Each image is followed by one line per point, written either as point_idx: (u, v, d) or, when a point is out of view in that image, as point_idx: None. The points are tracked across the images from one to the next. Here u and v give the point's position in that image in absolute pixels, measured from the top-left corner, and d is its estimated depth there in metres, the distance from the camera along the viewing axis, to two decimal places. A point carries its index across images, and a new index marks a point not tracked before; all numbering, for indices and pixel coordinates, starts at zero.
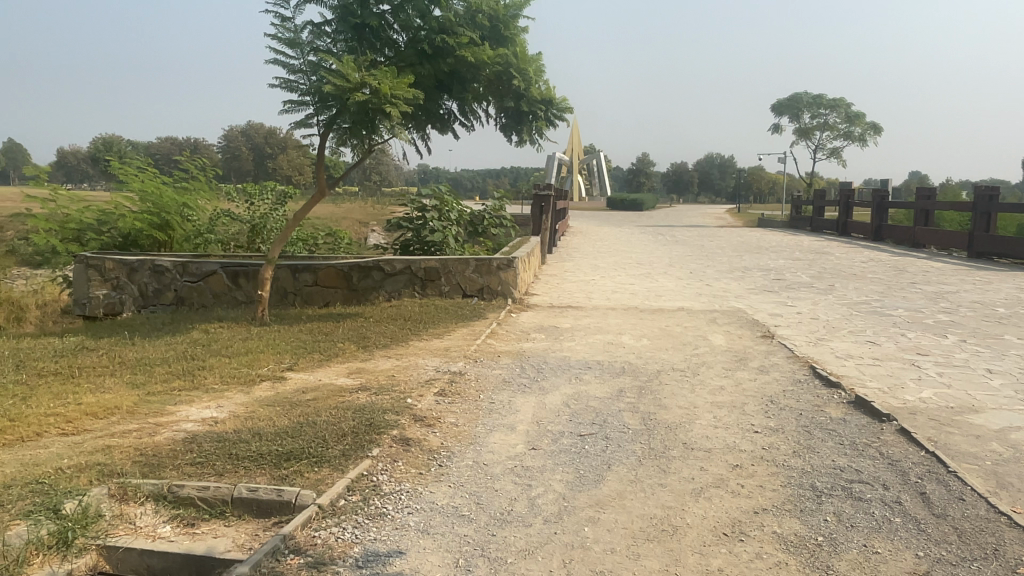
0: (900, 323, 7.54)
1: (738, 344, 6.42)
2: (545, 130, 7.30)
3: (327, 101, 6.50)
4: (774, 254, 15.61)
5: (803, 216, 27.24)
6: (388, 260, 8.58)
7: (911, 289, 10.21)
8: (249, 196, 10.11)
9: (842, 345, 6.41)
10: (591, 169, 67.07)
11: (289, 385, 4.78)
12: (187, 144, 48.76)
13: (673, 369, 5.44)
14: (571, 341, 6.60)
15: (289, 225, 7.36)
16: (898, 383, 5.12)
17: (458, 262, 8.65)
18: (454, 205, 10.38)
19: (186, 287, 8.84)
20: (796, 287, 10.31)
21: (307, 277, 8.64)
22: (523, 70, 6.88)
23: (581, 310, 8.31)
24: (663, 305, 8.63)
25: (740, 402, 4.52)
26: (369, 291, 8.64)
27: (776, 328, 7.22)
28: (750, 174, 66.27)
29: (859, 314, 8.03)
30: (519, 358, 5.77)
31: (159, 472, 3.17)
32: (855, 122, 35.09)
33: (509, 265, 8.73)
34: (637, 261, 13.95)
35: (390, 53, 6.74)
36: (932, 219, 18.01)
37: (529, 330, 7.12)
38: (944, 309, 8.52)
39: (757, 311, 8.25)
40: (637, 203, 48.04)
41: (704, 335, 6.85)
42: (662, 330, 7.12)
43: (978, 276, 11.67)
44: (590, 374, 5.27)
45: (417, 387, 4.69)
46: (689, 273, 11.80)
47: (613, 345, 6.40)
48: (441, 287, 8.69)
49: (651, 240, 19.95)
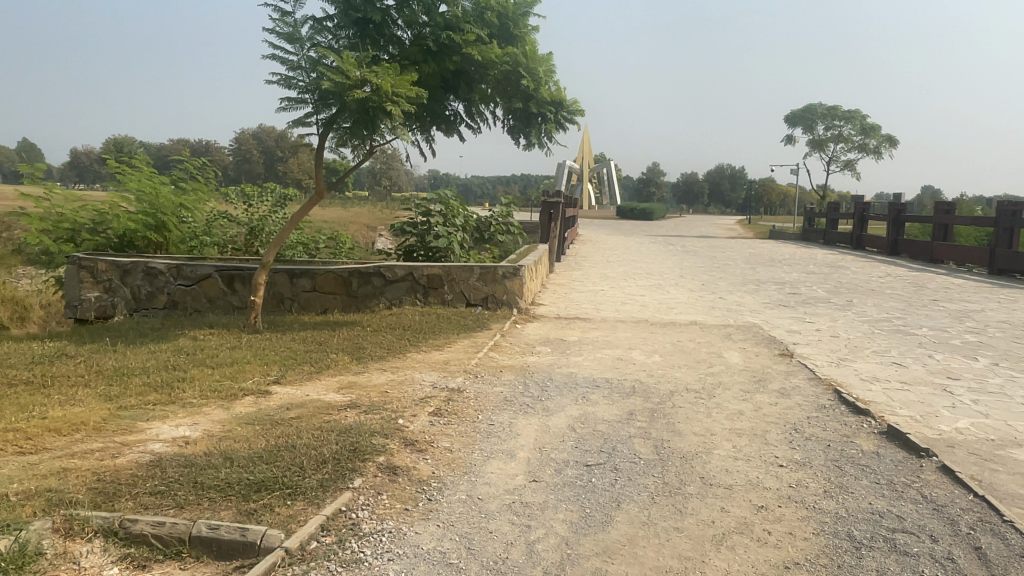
0: (926, 343, 7.14)
1: (756, 363, 6.03)
2: (555, 133, 6.96)
3: (326, 98, 6.18)
4: (789, 267, 15.21)
5: (816, 228, 26.78)
6: (390, 266, 8.26)
7: (933, 307, 9.80)
8: (247, 198, 9.84)
9: (867, 366, 6.03)
10: (602, 178, 66.73)
11: (273, 401, 4.45)
12: (199, 146, 48.77)
13: (687, 390, 5.07)
14: (578, 356, 6.24)
15: (285, 228, 7.04)
16: (931, 411, 4.73)
17: (462, 269, 8.30)
18: (460, 211, 10.05)
19: (180, 290, 8.55)
20: (813, 302, 9.91)
21: (305, 283, 8.32)
22: (533, 70, 6.53)
23: (589, 323, 7.94)
24: (675, 319, 8.25)
25: (762, 429, 4.14)
26: (369, 298, 8.31)
27: (795, 346, 6.83)
28: (761, 186, 65.79)
29: (881, 333, 7.63)
30: (522, 374, 5.41)
31: (113, 502, 2.83)
32: (871, 135, 34.62)
33: (515, 274, 8.38)
34: (647, 272, 13.57)
35: (394, 50, 6.41)
36: (950, 234, 17.57)
37: (534, 343, 6.76)
38: (970, 329, 8.11)
39: (774, 327, 7.86)
40: (647, 212, 47.65)
41: (719, 353, 6.47)
42: (674, 346, 6.75)
43: (1003, 295, 11.24)
44: (598, 394, 4.90)
45: (410, 405, 4.35)
46: (702, 286, 11.42)
47: (623, 362, 6.03)
48: (444, 295, 8.36)
49: (661, 250, 19.57)
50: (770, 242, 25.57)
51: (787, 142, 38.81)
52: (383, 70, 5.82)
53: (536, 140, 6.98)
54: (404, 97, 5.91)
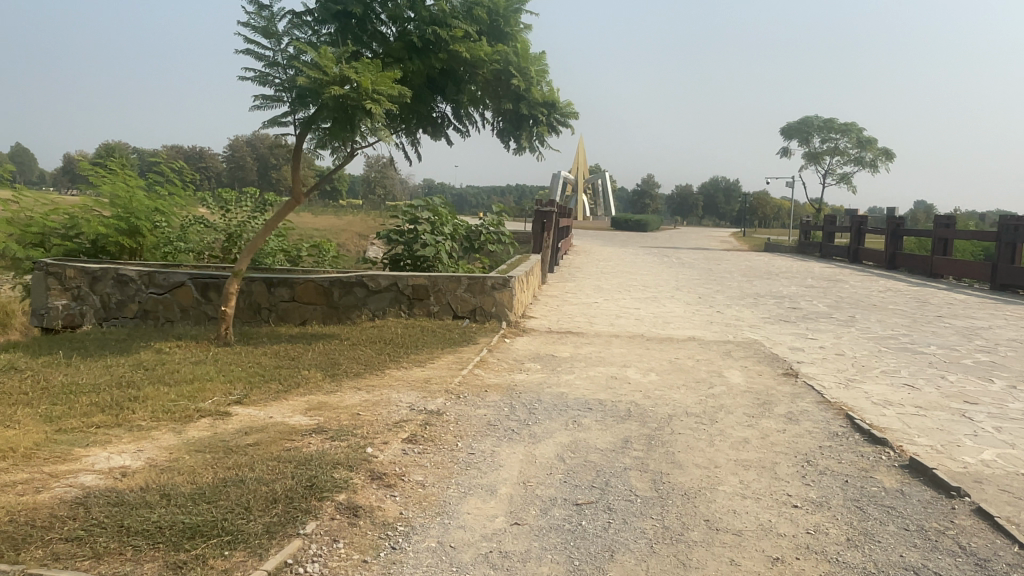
0: (937, 363, 6.76)
1: (760, 384, 5.64)
2: (547, 137, 6.58)
3: (304, 96, 5.80)
4: (787, 281, 14.87)
5: (813, 242, 26.49)
6: (373, 275, 7.86)
7: (939, 324, 9.43)
8: (224, 203, 9.39)
9: (877, 388, 5.64)
10: (597, 189, 66.52)
11: (231, 426, 4.04)
12: (193, 153, 48.31)
13: (687, 414, 4.68)
14: (570, 374, 5.83)
15: (259, 235, 6.64)
16: (953, 439, 4.34)
17: (449, 280, 7.91)
18: (449, 219, 9.64)
19: (151, 299, 8.13)
20: (814, 317, 9.54)
21: (283, 292, 7.90)
22: (524, 69, 6.15)
23: (581, 337, 7.54)
24: (672, 334, 7.86)
25: (771, 462, 3.75)
26: (351, 309, 7.90)
27: (799, 365, 6.44)
28: (756, 199, 65.70)
29: (888, 351, 7.25)
30: (509, 395, 5.01)
31: (19, 551, 2.41)
32: (867, 148, 34.49)
33: (504, 285, 7.99)
34: (642, 284, 13.20)
35: (377, 47, 6.04)
36: (950, 249, 17.28)
37: (523, 359, 6.35)
38: (980, 347, 7.74)
39: (777, 344, 7.47)
40: (641, 223, 47.44)
41: (720, 372, 6.07)
42: (671, 364, 6.35)
43: (1008, 312, 10.91)
44: (590, 418, 4.49)
45: (382, 430, 3.93)
46: (699, 299, 11.05)
47: (617, 381, 5.63)
48: (430, 307, 7.96)
49: (656, 262, 19.23)
50: (766, 255, 25.27)
51: (782, 155, 38.63)
52: (363, 66, 5.43)
53: (528, 145, 6.59)
54: (385, 95, 5.52)
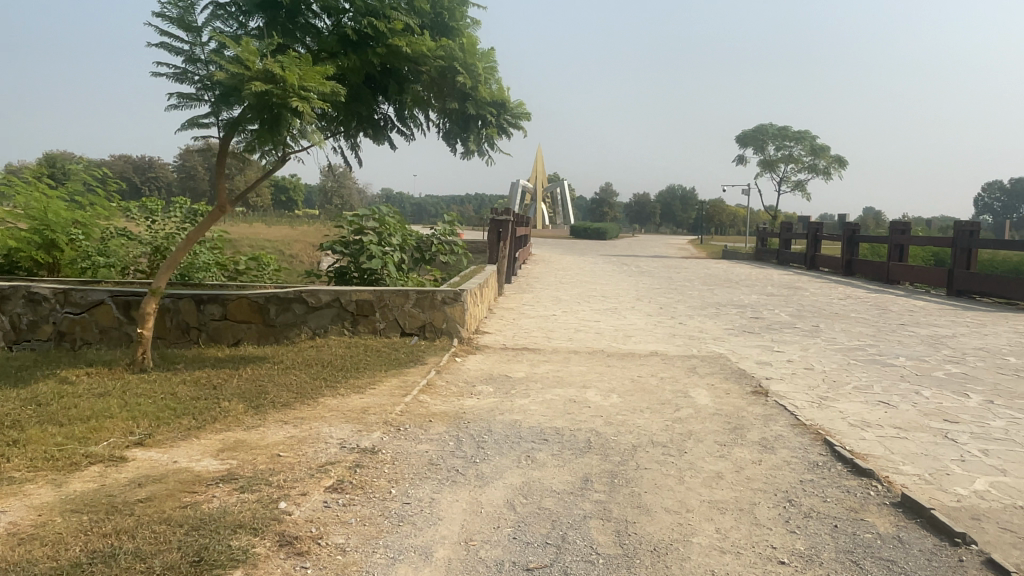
0: (909, 376, 6.45)
1: (729, 406, 5.22)
2: (496, 139, 6.09)
3: (226, 93, 5.22)
4: (747, 289, 14.66)
5: (770, 249, 26.56)
6: (313, 290, 7.27)
7: (903, 332, 9.20)
8: (150, 212, 8.71)
9: (852, 407, 5.27)
10: (556, 198, 66.44)
11: (124, 477, 3.44)
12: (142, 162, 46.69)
13: (653, 444, 4.22)
14: (525, 398, 5.35)
15: (181, 248, 6.01)
16: (940, 466, 3.96)
17: (396, 294, 7.36)
18: (398, 229, 9.06)
19: (67, 320, 7.39)
20: (778, 328, 9.24)
21: (214, 310, 7.25)
22: (471, 66, 5.64)
23: (538, 354, 7.07)
24: (634, 349, 7.43)
25: (748, 503, 3.31)
26: (289, 327, 7.30)
27: (768, 382, 6.06)
28: (712, 206, 66.43)
29: (858, 364, 6.93)
30: (455, 424, 4.50)
31: None
32: (819, 156, 34.98)
33: (455, 299, 7.47)
34: (602, 294, 12.80)
35: (310, 42, 5.50)
36: (905, 254, 17.33)
37: (474, 381, 5.83)
38: (948, 357, 7.48)
39: (743, 357, 7.10)
40: (600, 232, 47.39)
41: (686, 391, 5.65)
42: (634, 383, 5.91)
43: (968, 318, 10.80)
44: (545, 452, 4.00)
45: (304, 477, 3.38)
46: (659, 310, 10.69)
47: (576, 405, 5.15)
48: (375, 323, 7.39)
49: (615, 271, 18.91)
50: (724, 262, 25.21)
51: (738, 162, 38.93)
52: (289, 59, 4.88)
53: (477, 148, 6.08)
54: (315, 91, 4.97)
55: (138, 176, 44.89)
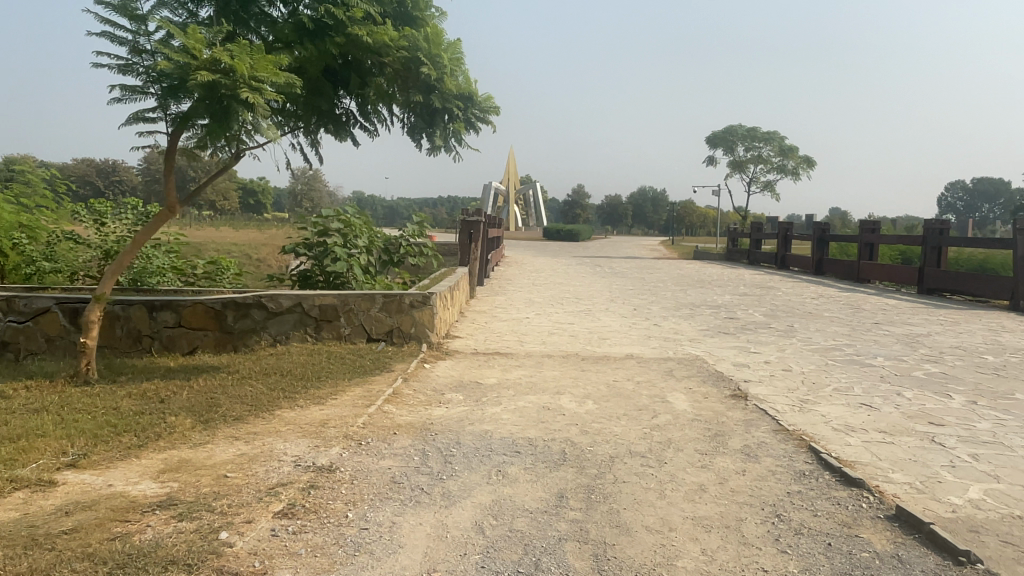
0: (888, 377, 6.32)
1: (709, 411, 5.00)
2: (464, 134, 5.82)
3: (172, 85, 4.89)
4: (721, 290, 14.56)
5: (741, 249, 26.64)
6: (273, 295, 6.93)
7: (878, 331, 9.12)
8: (99, 215, 8.22)
9: (835, 410, 5.09)
10: (527, 200, 66.31)
11: (51, 506, 3.10)
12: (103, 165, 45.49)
13: (631, 454, 3.97)
14: (496, 406, 5.08)
15: (128, 251, 5.65)
16: (931, 474, 3.79)
17: (362, 298, 7.05)
18: (364, 231, 8.67)
19: (10, 329, 6.94)
20: (754, 328, 9.09)
21: (167, 317, 6.87)
22: (436, 56, 5.36)
23: (510, 359, 6.80)
24: (609, 352, 7.21)
25: (735, 519, 3.09)
26: (248, 334, 6.95)
27: (748, 384, 5.86)
28: (683, 208, 66.86)
29: (836, 364, 6.79)
30: (421, 436, 4.21)
31: None
32: (789, 156, 35.29)
33: (424, 303, 7.18)
34: (575, 296, 12.58)
35: (263, 31, 5.20)
36: (875, 253, 17.40)
37: (443, 389, 5.54)
38: (925, 357, 7.39)
39: (720, 359, 6.91)
40: (572, 233, 47.31)
41: (664, 396, 5.43)
42: (610, 388, 5.68)
43: (941, 316, 10.79)
44: (517, 465, 3.74)
45: (251, 502, 3.08)
46: (634, 312, 10.50)
47: (550, 413, 4.89)
48: (340, 329, 7.07)
49: (588, 272, 18.73)
50: (696, 263, 25.21)
51: (708, 163, 39.11)
52: (239, 47, 4.56)
53: (443, 144, 5.80)
54: (267, 82, 4.66)
55: (99, 180, 43.71)
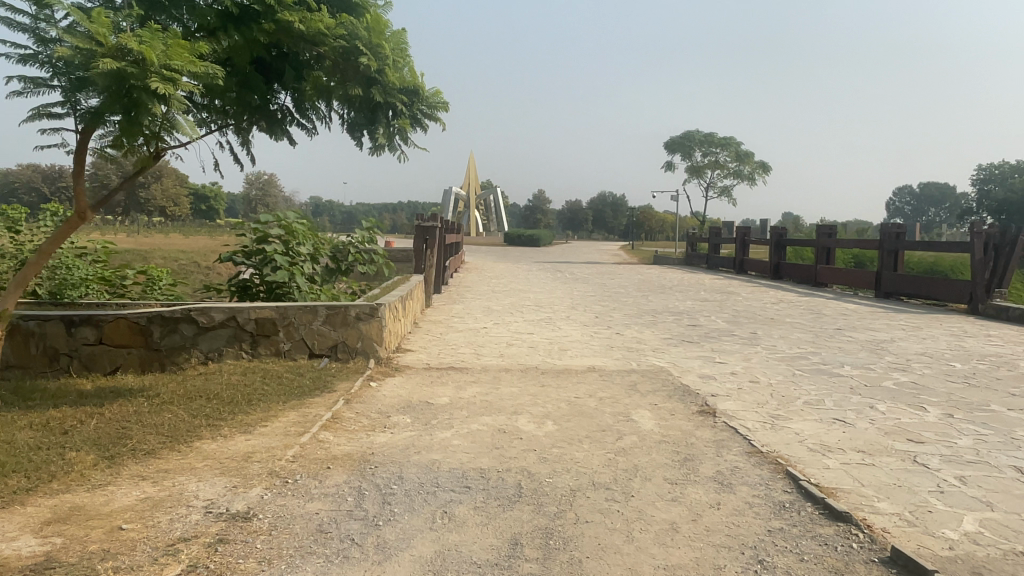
0: (859, 388, 6.03)
1: (677, 431, 4.61)
2: (409, 132, 5.34)
3: (76, 74, 4.32)
4: (682, 295, 14.32)
5: (699, 253, 26.61)
6: (204, 309, 6.37)
7: (842, 338, 8.91)
8: (14, 223, 7.54)
9: (809, 427, 4.76)
10: (487, 205, 65.91)
11: None
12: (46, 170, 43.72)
13: (594, 486, 3.56)
14: (446, 429, 4.61)
15: (32, 261, 5.03)
16: (919, 503, 3.47)
17: (302, 310, 6.53)
18: (307, 237, 8.04)
19: None
20: (718, 336, 8.79)
21: (87, 333, 6.24)
22: (377, 47, 4.88)
23: (464, 374, 6.34)
24: (569, 365, 6.80)
25: (712, 568, 2.70)
26: (176, 352, 6.37)
27: (715, 398, 5.51)
28: (642, 213, 67.29)
29: (805, 374, 6.49)
30: (358, 471, 3.73)
31: None
32: (745, 161, 35.63)
33: (371, 315, 6.69)
34: (534, 303, 12.16)
35: (183, 16, 4.68)
36: (832, 258, 17.41)
37: (389, 411, 5.06)
38: (893, 365, 7.15)
39: (685, 370, 6.55)
40: (532, 238, 47.00)
41: (628, 414, 5.03)
42: (570, 405, 5.26)
43: (901, 321, 10.67)
44: (466, 504, 3.30)
45: (143, 567, 2.59)
46: (594, 319, 10.13)
47: (505, 437, 4.45)
48: (279, 344, 6.53)
49: (548, 278, 18.35)
50: (655, 268, 25.05)
51: (666, 168, 39.17)
52: (150, 32, 4.04)
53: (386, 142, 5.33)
54: (183, 72, 4.15)
55: (42, 185, 41.93)
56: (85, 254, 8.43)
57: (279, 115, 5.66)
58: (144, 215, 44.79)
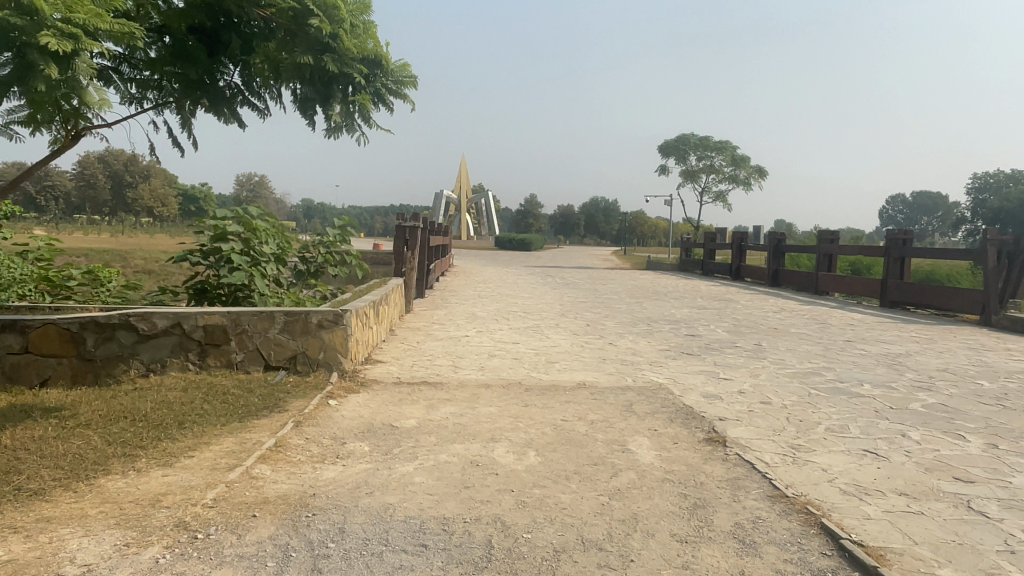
0: (884, 412, 5.32)
1: (682, 465, 3.90)
2: (371, 111, 4.58)
3: None
4: (678, 302, 13.64)
5: (693, 258, 25.91)
6: (145, 314, 5.62)
7: (853, 351, 8.21)
8: None
9: (836, 462, 4.06)
10: (479, 209, 65.15)
11: None
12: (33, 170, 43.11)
13: (584, 545, 2.83)
14: (408, 462, 3.89)
15: None
16: (990, 568, 2.77)
17: (257, 316, 5.79)
18: (269, 235, 7.27)
19: None
20: (720, 348, 8.09)
21: (10, 340, 5.51)
22: (330, 6, 4.14)
23: (438, 391, 5.61)
24: (557, 380, 6.07)
25: None
26: (112, 362, 5.62)
27: (724, 422, 4.80)
28: (635, 220, 66.65)
29: (821, 394, 5.79)
30: (292, 521, 3.00)
31: None
32: (741, 166, 35.05)
33: (335, 322, 5.94)
34: (522, 310, 11.42)
35: None
36: (834, 265, 16.72)
37: (346, 437, 4.32)
38: (915, 384, 6.46)
39: (688, 388, 5.84)
40: (524, 242, 46.21)
41: (624, 442, 4.31)
42: (557, 431, 4.53)
43: (914, 333, 9.99)
44: (420, 571, 2.57)
45: None
46: (586, 328, 9.40)
47: (478, 472, 3.71)
48: (230, 355, 5.79)
49: (538, 283, 17.60)
50: (649, 274, 24.31)
51: (660, 173, 38.53)
52: None
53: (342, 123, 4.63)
54: (89, 27, 3.45)
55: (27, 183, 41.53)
56: (27, 254, 7.70)
57: (227, 93, 4.95)
58: (129, 215, 43.85)
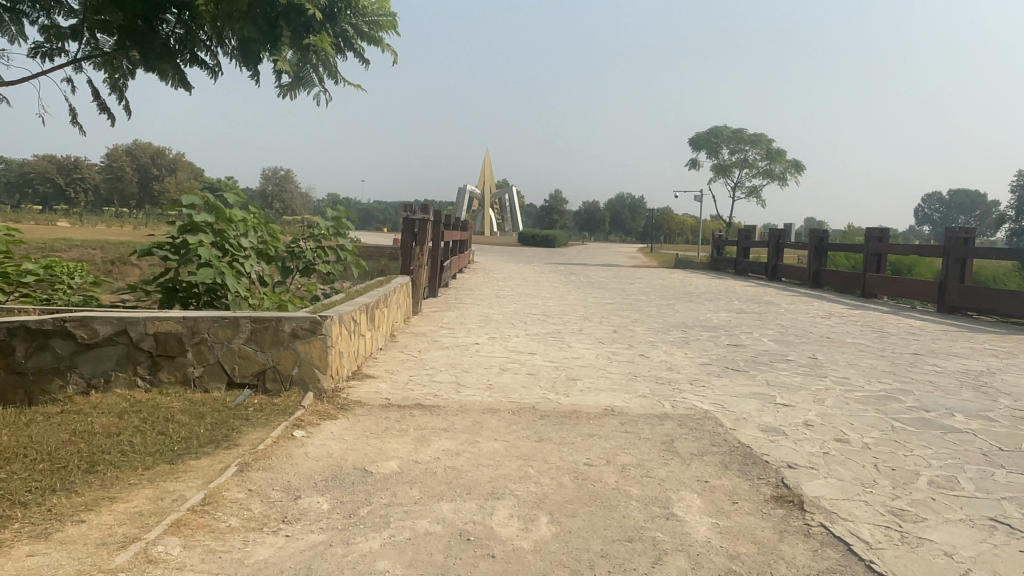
0: (995, 457, 4.17)
1: (750, 544, 2.83)
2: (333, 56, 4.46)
3: None
4: (715, 305, 12.47)
5: (727, 257, 24.55)
6: (84, 319, 4.66)
7: (927, 368, 7.00)
8: None
9: (961, 540, 2.95)
10: (503, 205, 64.07)
11: None
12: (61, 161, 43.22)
13: None
14: (376, 531, 2.87)
15: None
16: None
17: (220, 324, 4.84)
18: (244, 226, 6.29)
19: None
20: (770, 362, 6.95)
21: None
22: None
23: (433, 418, 4.58)
24: (579, 405, 5.00)
25: None
26: (46, 376, 4.67)
27: (795, 472, 3.70)
28: (662, 216, 65.17)
29: (908, 429, 4.65)
30: None
31: None
32: (775, 160, 33.52)
33: (312, 332, 4.95)
34: (542, 313, 10.35)
35: None
36: (883, 265, 15.37)
37: (303, 488, 3.31)
38: (1018, 414, 5.27)
39: (741, 418, 4.74)
40: (548, 239, 45.00)
41: (667, 504, 3.24)
42: (578, 483, 3.47)
43: (989, 345, 8.73)
44: None
45: None
46: (612, 335, 8.31)
47: (467, 553, 2.68)
48: (187, 369, 4.83)
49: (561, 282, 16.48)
50: (680, 273, 23.06)
51: (691, 168, 37.07)
52: None
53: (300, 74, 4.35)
54: None
55: (56, 176, 41.66)
56: None
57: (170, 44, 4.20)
58: (153, 208, 43.60)
